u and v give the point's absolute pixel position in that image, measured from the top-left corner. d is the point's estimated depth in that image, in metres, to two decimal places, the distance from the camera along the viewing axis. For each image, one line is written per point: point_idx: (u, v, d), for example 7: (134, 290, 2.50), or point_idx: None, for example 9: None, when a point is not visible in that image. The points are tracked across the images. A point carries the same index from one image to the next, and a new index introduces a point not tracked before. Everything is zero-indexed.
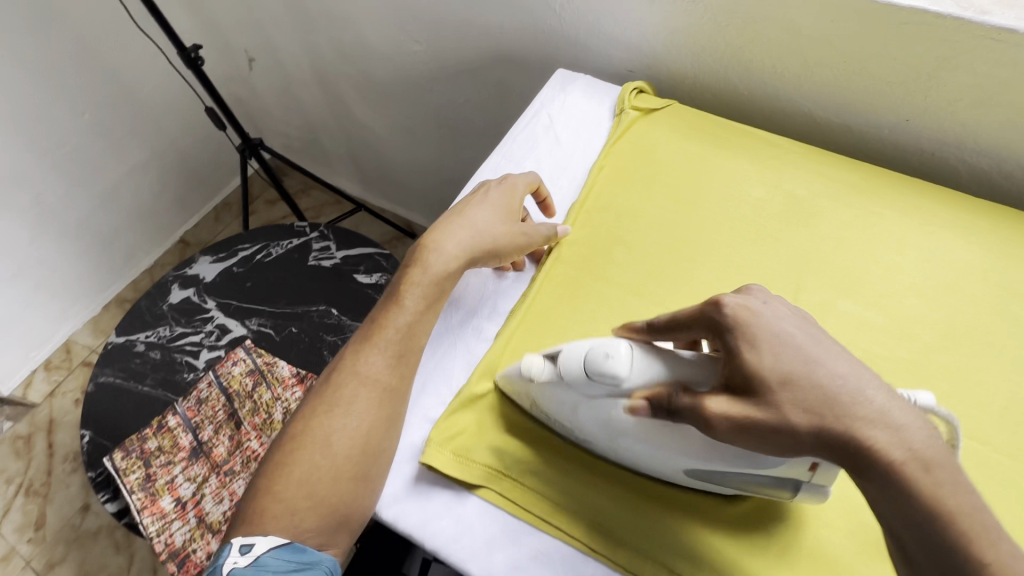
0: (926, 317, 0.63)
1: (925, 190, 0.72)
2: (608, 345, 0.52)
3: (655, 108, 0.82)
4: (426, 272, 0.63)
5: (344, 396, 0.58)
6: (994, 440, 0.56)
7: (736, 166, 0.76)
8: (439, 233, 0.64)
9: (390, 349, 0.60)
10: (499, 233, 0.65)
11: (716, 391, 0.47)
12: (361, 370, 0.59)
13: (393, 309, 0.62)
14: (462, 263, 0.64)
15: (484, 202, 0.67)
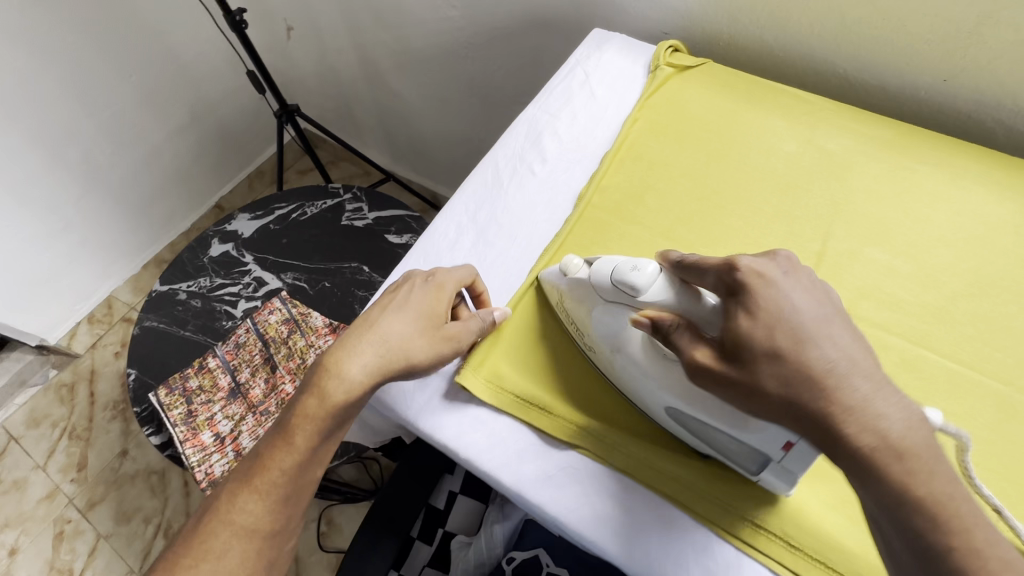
0: (953, 266, 0.64)
1: (959, 148, 0.72)
2: (636, 260, 0.53)
3: (689, 66, 0.84)
4: (316, 418, 0.58)
5: (224, 532, 0.59)
6: (1017, 382, 0.57)
7: (768, 121, 0.77)
8: (344, 353, 0.59)
9: (265, 522, 0.59)
10: (416, 347, 0.59)
11: (706, 345, 0.47)
12: (238, 519, 0.59)
13: (281, 440, 0.59)
14: (372, 385, 0.58)
15: (402, 313, 0.60)
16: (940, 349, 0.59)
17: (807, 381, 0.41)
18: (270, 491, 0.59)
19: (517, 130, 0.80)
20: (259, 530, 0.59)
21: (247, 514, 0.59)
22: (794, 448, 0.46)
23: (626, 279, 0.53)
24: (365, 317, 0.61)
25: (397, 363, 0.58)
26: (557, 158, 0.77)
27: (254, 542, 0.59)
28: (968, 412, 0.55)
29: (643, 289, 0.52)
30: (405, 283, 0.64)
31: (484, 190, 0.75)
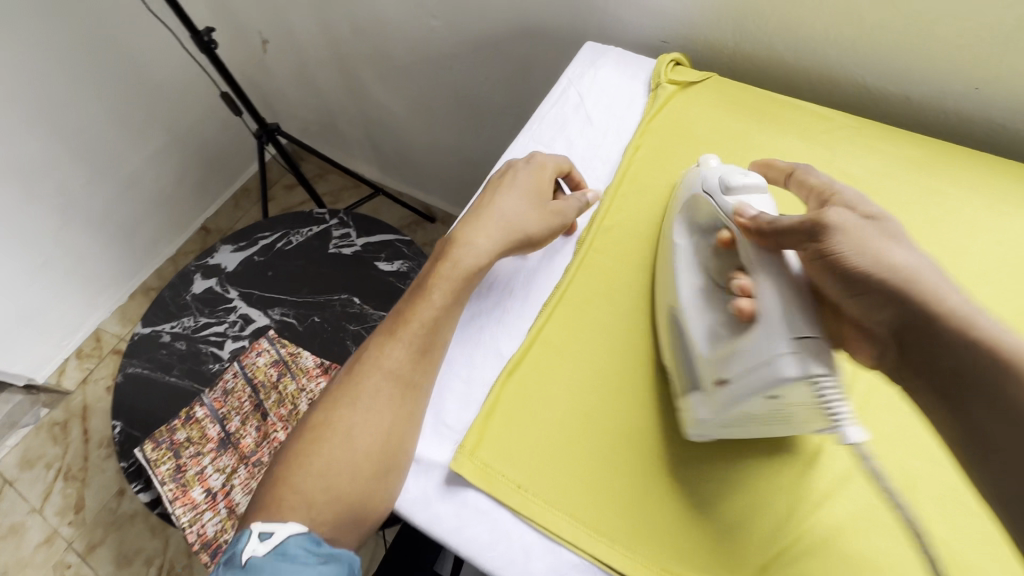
0: (1000, 306, 0.57)
1: (997, 167, 0.65)
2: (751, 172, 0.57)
3: (693, 81, 0.76)
4: (450, 267, 0.60)
5: (359, 377, 0.55)
6: None
7: (784, 143, 0.70)
8: (462, 232, 0.62)
9: (399, 365, 0.55)
10: (533, 219, 0.62)
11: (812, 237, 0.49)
12: (384, 362, 0.56)
13: (407, 310, 0.58)
14: (497, 256, 0.61)
15: (515, 188, 0.64)
16: None
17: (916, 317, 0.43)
18: (404, 350, 0.56)
19: (507, 163, 0.73)
20: (392, 377, 0.55)
21: (381, 365, 0.56)
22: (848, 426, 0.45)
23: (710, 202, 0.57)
24: (478, 199, 0.65)
25: (516, 227, 0.61)
26: None
27: (390, 372, 0.55)
28: None
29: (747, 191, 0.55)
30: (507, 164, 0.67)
31: None
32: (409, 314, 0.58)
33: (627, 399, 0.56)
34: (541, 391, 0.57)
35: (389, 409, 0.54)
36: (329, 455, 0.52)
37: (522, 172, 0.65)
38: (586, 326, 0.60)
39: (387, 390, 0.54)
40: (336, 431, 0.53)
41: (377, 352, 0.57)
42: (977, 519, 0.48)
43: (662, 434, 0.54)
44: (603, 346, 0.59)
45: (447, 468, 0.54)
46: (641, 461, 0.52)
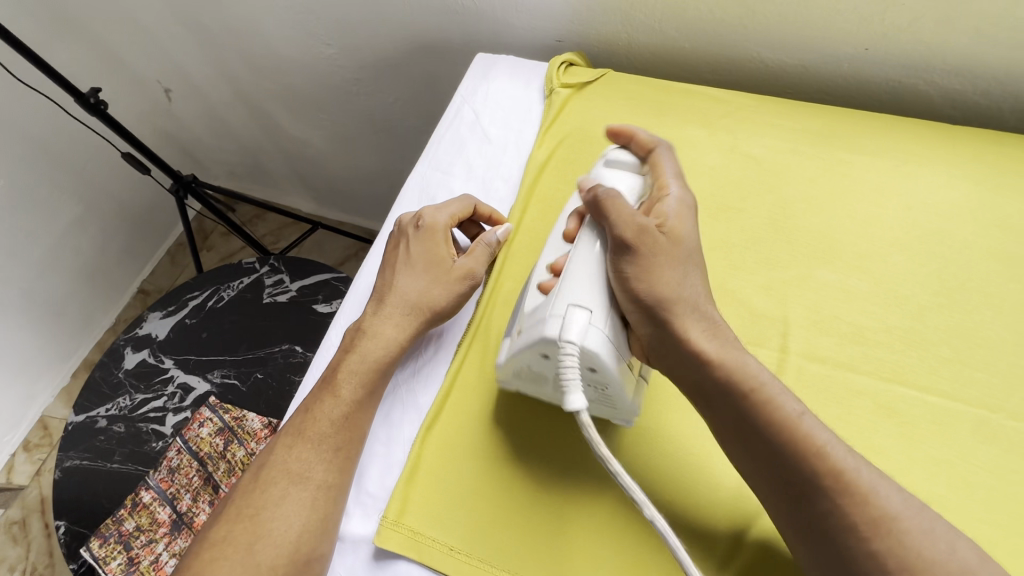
0: (913, 273, 0.56)
1: (896, 126, 0.64)
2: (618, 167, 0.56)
3: (587, 81, 0.73)
4: (362, 352, 0.56)
5: (267, 481, 0.52)
6: (1007, 404, 0.49)
7: (685, 133, 0.68)
8: (370, 316, 0.59)
9: (309, 469, 0.52)
10: (433, 292, 0.58)
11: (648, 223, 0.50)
12: (291, 467, 0.52)
13: (319, 400, 0.55)
14: (408, 342, 0.58)
15: (421, 259, 0.60)
16: (915, 382, 0.51)
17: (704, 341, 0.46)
18: (315, 449, 0.52)
19: (408, 198, 0.70)
20: (301, 481, 0.51)
21: (291, 466, 0.52)
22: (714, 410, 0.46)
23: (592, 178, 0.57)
24: (385, 269, 0.61)
25: (424, 304, 0.58)
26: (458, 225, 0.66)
27: (299, 477, 0.51)
28: (960, 454, 0.48)
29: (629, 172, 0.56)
30: (411, 221, 0.62)
31: None
32: (321, 407, 0.54)
33: (554, 434, 0.53)
34: (464, 445, 0.54)
35: (298, 520, 0.50)
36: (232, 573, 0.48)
37: (426, 237, 0.60)
38: None
39: (295, 498, 0.51)
40: (240, 544, 0.49)
41: (286, 453, 0.53)
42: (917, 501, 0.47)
43: (593, 468, 0.51)
44: None
45: (374, 544, 0.51)
46: (573, 502, 0.50)
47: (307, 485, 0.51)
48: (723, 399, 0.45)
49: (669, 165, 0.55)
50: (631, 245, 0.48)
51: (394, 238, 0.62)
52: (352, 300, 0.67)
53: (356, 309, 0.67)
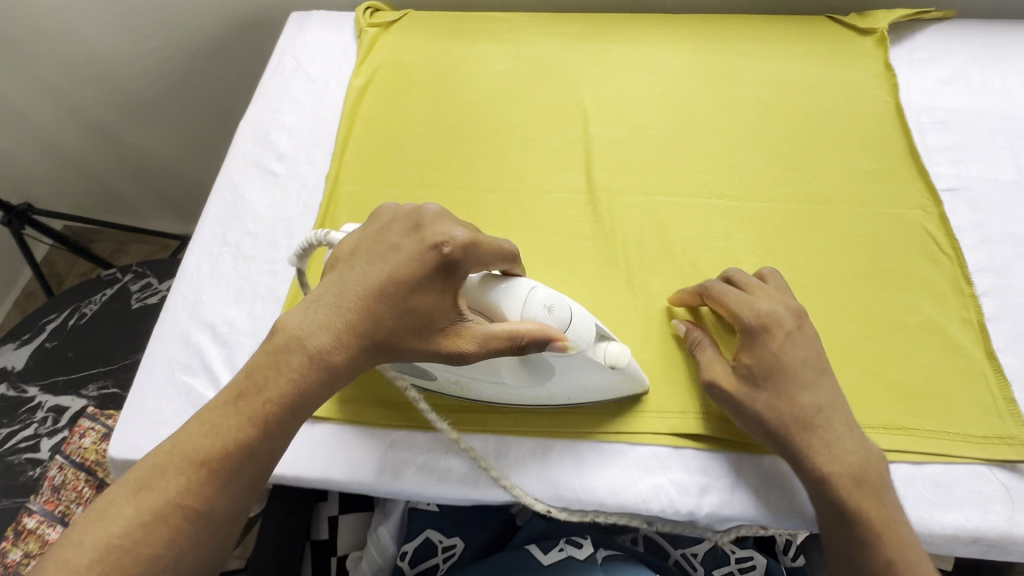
0: (658, 118, 0.72)
1: (637, 22, 0.82)
2: (554, 300, 0.49)
3: (392, 21, 0.83)
4: (316, 346, 0.46)
5: (162, 458, 0.42)
6: (729, 192, 0.66)
7: (479, 49, 0.81)
8: (340, 273, 0.48)
9: (225, 459, 0.42)
10: (388, 297, 0.46)
11: (458, 328, 0.48)
12: (194, 459, 0.42)
13: (266, 377, 0.45)
14: (328, 333, 0.46)
15: (413, 272, 0.46)
16: (667, 191, 0.67)
17: (773, 373, 0.51)
18: (238, 432, 0.43)
19: (243, 136, 0.74)
20: (202, 475, 0.41)
21: (198, 446, 0.42)
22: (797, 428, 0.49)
23: (559, 310, 0.49)
24: (384, 233, 0.49)
25: (388, 328, 0.47)
26: (294, 151, 0.73)
27: (213, 467, 0.42)
28: (702, 231, 0.64)
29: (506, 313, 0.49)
30: (451, 222, 0.49)
31: (227, 210, 0.68)
32: (262, 388, 0.44)
33: None
34: None
35: (201, 507, 0.41)
36: (103, 549, 0.38)
37: (445, 263, 0.47)
38: None
39: (200, 490, 0.41)
40: (116, 524, 0.39)
41: (197, 427, 0.43)
42: (675, 269, 0.62)
43: None
44: None
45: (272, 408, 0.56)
46: None
47: (218, 476, 0.42)
48: (783, 387, 0.50)
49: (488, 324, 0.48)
50: (416, 329, 0.47)
51: (424, 216, 0.49)
52: (203, 227, 0.68)
53: (207, 232, 0.67)
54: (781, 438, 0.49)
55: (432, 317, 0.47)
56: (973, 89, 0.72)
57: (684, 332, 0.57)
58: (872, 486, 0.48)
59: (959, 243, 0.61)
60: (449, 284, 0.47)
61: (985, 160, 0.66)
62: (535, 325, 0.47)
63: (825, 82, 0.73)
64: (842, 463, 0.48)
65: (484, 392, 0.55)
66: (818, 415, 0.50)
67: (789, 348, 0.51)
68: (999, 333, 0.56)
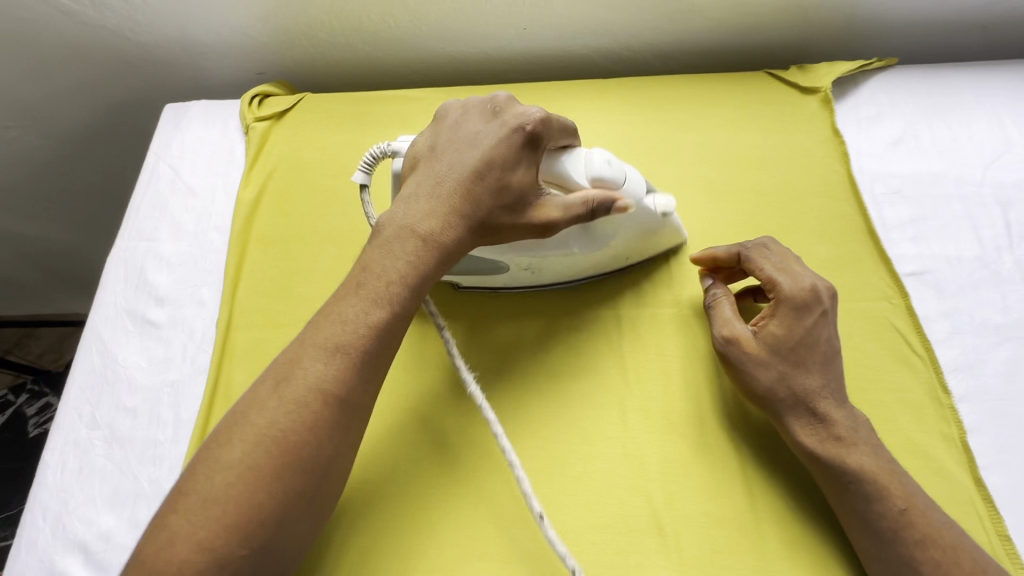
0: None
1: (565, 91, 0.73)
2: (608, 154, 0.50)
3: (285, 109, 0.72)
4: (422, 228, 0.47)
5: (296, 352, 0.43)
6: (682, 296, 0.59)
7: (389, 137, 0.70)
8: (427, 165, 0.49)
9: (362, 344, 0.43)
10: (480, 163, 0.48)
11: (540, 206, 0.48)
12: (315, 362, 0.42)
13: (381, 263, 0.46)
14: (431, 207, 0.47)
15: (501, 151, 0.48)
16: (614, 303, 0.59)
17: (792, 346, 0.50)
18: (364, 318, 0.44)
19: (112, 276, 0.62)
20: (344, 365, 0.43)
21: (331, 337, 0.43)
22: (819, 408, 0.49)
23: (616, 165, 0.50)
24: (462, 121, 0.51)
25: (483, 208, 0.47)
26: (176, 290, 0.61)
27: (347, 352, 0.43)
28: (657, 349, 0.57)
29: (574, 181, 0.49)
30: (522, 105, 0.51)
31: (94, 379, 0.57)
32: (376, 272, 0.45)
33: None
34: None
35: (339, 394, 0.42)
36: (257, 439, 0.40)
37: (529, 139, 0.48)
38: None
39: (340, 374, 0.42)
40: (265, 419, 0.41)
41: (330, 323, 0.44)
42: (632, 400, 0.54)
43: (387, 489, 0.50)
44: None
45: None
46: (362, 521, 0.49)
47: (354, 362, 0.43)
48: (805, 355, 0.50)
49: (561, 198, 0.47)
50: (507, 200, 0.47)
51: (499, 102, 0.51)
52: (66, 406, 0.56)
53: (71, 414, 0.55)
54: (789, 401, 0.49)
55: (517, 185, 0.48)
56: (924, 148, 0.67)
57: (707, 287, 0.57)
58: (883, 460, 0.48)
59: (929, 339, 0.56)
60: (526, 154, 0.48)
61: (946, 235, 0.62)
62: (601, 192, 0.47)
63: (773, 151, 0.67)
64: (866, 468, 0.47)
65: (554, 271, 0.57)
66: (826, 390, 0.50)
67: (820, 328, 0.51)
68: (980, 446, 0.52)
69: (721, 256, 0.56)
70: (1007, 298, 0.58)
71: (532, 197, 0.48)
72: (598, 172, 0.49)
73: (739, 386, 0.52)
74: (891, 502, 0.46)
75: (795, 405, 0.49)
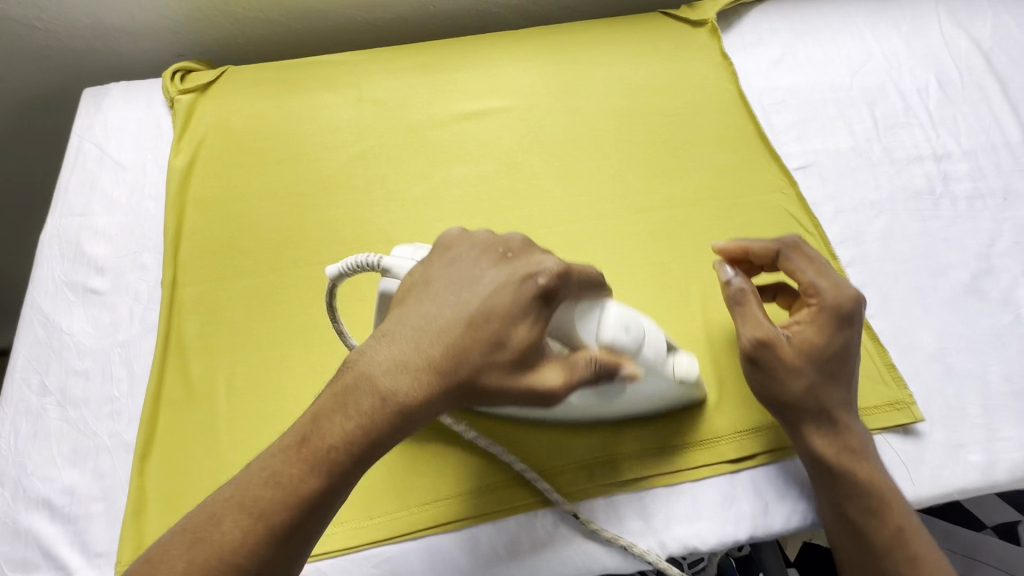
0: (521, 144, 0.69)
1: (481, 43, 0.78)
2: (627, 317, 0.46)
3: (209, 81, 0.73)
4: (389, 389, 0.39)
5: (219, 505, 0.36)
6: (604, 211, 0.65)
7: (316, 99, 0.73)
8: (419, 307, 0.42)
9: (285, 515, 0.36)
10: (483, 314, 0.41)
11: (547, 367, 0.42)
12: (231, 524, 0.35)
13: (335, 421, 0.38)
14: (415, 358, 0.40)
15: (510, 302, 0.42)
16: (544, 223, 0.64)
17: (824, 359, 0.49)
18: (297, 485, 0.36)
19: (46, 253, 0.62)
20: (256, 527, 0.35)
21: (257, 494, 0.36)
22: (831, 429, 0.49)
23: (635, 329, 0.46)
24: (471, 261, 0.45)
25: (472, 368, 0.40)
26: (116, 258, 0.62)
27: (269, 522, 0.36)
28: (586, 257, 0.62)
29: (584, 338, 0.44)
30: (541, 252, 0.46)
31: (39, 349, 0.57)
32: (324, 431, 0.38)
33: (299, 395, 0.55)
34: (194, 452, 0.52)
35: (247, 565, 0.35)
36: None
37: (543, 294, 0.42)
38: (203, 365, 0.56)
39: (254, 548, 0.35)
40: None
41: (261, 474, 0.37)
42: None
43: None
44: (226, 370, 0.56)
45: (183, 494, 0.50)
46: None
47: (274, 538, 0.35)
48: (839, 384, 0.49)
49: (576, 364, 0.43)
50: (507, 356, 0.41)
51: (513, 248, 0.45)
52: (12, 377, 0.55)
53: (18, 383, 0.55)
54: (810, 412, 0.48)
55: (519, 344, 0.41)
56: (801, 64, 0.75)
57: (730, 281, 0.52)
58: (879, 474, 0.48)
59: (817, 218, 0.64)
60: (539, 312, 0.42)
61: (825, 133, 0.70)
62: (610, 358, 0.44)
63: (673, 78, 0.74)
64: (867, 478, 0.48)
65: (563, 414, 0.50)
66: (845, 405, 0.49)
67: (847, 328, 0.50)
68: (867, 300, 0.59)
69: (756, 250, 0.54)
70: (879, 179, 0.66)
71: (534, 357, 0.42)
72: (612, 335, 0.45)
73: (757, 389, 0.50)
74: (890, 517, 0.47)
75: (817, 415, 0.48)
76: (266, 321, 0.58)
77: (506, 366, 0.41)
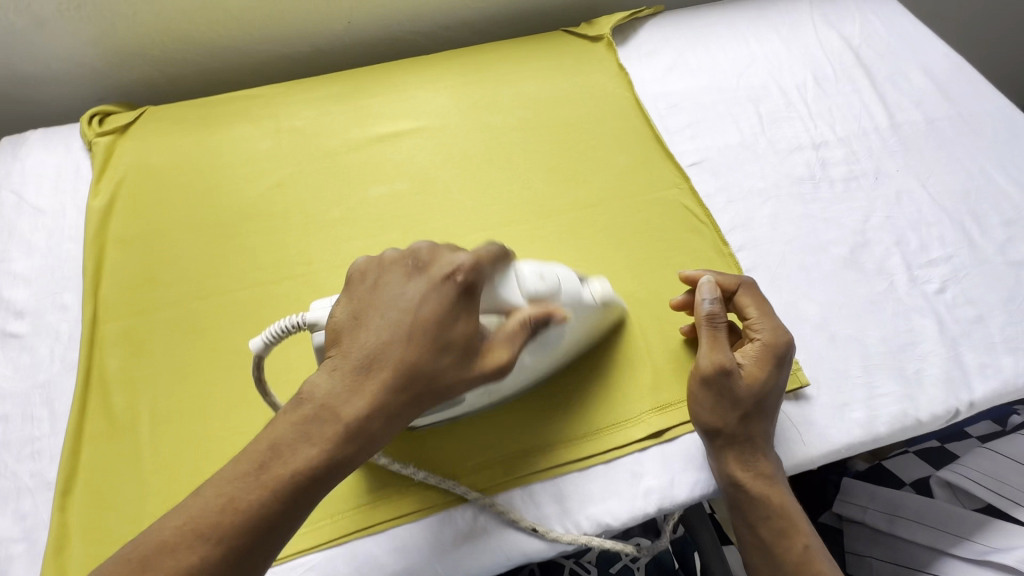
0: (434, 161, 0.73)
1: (394, 69, 0.82)
2: (541, 267, 0.50)
3: (127, 123, 0.75)
4: (345, 411, 0.41)
5: (171, 534, 0.36)
6: (513, 217, 0.69)
7: (235, 132, 0.76)
8: (351, 334, 0.43)
9: (247, 536, 0.37)
10: (415, 324, 0.42)
11: (490, 355, 0.44)
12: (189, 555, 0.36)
13: (290, 445, 0.39)
14: (356, 379, 0.41)
15: (437, 306, 0.43)
16: (457, 233, 0.67)
17: (768, 385, 0.53)
18: (253, 510, 0.37)
19: None
20: (220, 553, 0.36)
21: (209, 517, 0.37)
22: (753, 454, 0.52)
23: (548, 277, 0.50)
24: (391, 275, 0.45)
25: (418, 375, 0.42)
26: (36, 301, 0.63)
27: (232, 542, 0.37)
28: None
29: (508, 297, 0.47)
30: (449, 252, 0.46)
31: None
32: (285, 458, 0.39)
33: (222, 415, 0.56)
34: (117, 482, 0.53)
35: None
36: None
37: (464, 290, 0.44)
38: (125, 397, 0.57)
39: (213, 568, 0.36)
40: None
41: (211, 499, 0.37)
42: None
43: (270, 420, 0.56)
44: (148, 400, 0.57)
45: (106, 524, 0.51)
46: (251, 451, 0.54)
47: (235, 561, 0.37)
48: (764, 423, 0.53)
49: (511, 338, 0.45)
50: (449, 357, 0.43)
51: (423, 255, 0.45)
52: None
53: None
54: (738, 442, 0.52)
55: (459, 339, 0.43)
56: (692, 70, 0.82)
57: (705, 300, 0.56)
58: (788, 498, 0.52)
59: (710, 209, 0.69)
60: (469, 308, 0.44)
61: (715, 131, 0.76)
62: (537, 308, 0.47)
63: (574, 90, 0.79)
64: (778, 504, 0.52)
65: (509, 388, 0.53)
66: (766, 437, 0.53)
67: (780, 355, 0.54)
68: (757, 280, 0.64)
69: (723, 281, 0.59)
70: (765, 169, 0.72)
71: (474, 350, 0.44)
72: (532, 283, 0.49)
73: (699, 415, 0.53)
74: (798, 541, 0.52)
75: (743, 443, 0.52)
76: (188, 349, 0.60)
77: (450, 363, 0.43)
